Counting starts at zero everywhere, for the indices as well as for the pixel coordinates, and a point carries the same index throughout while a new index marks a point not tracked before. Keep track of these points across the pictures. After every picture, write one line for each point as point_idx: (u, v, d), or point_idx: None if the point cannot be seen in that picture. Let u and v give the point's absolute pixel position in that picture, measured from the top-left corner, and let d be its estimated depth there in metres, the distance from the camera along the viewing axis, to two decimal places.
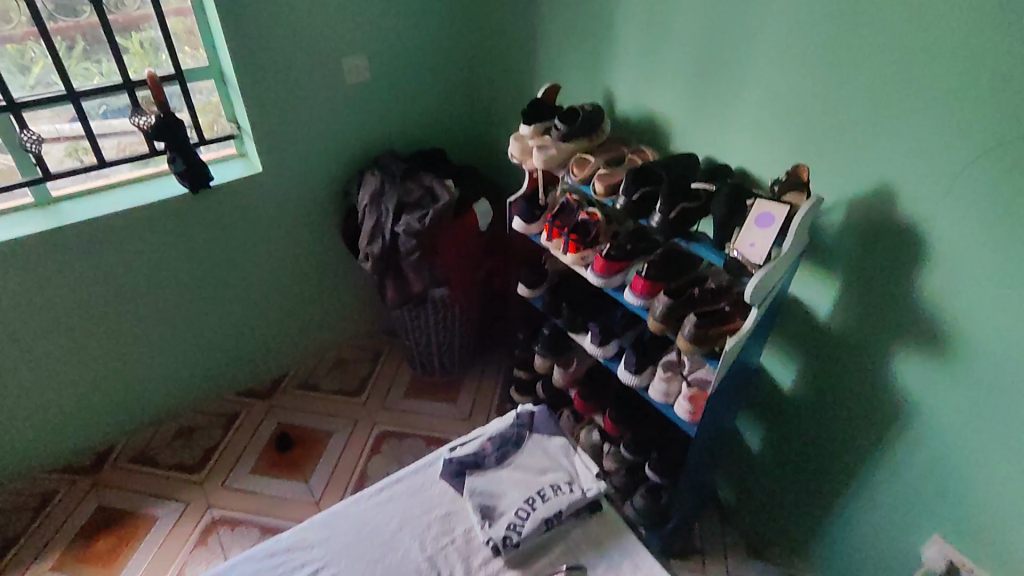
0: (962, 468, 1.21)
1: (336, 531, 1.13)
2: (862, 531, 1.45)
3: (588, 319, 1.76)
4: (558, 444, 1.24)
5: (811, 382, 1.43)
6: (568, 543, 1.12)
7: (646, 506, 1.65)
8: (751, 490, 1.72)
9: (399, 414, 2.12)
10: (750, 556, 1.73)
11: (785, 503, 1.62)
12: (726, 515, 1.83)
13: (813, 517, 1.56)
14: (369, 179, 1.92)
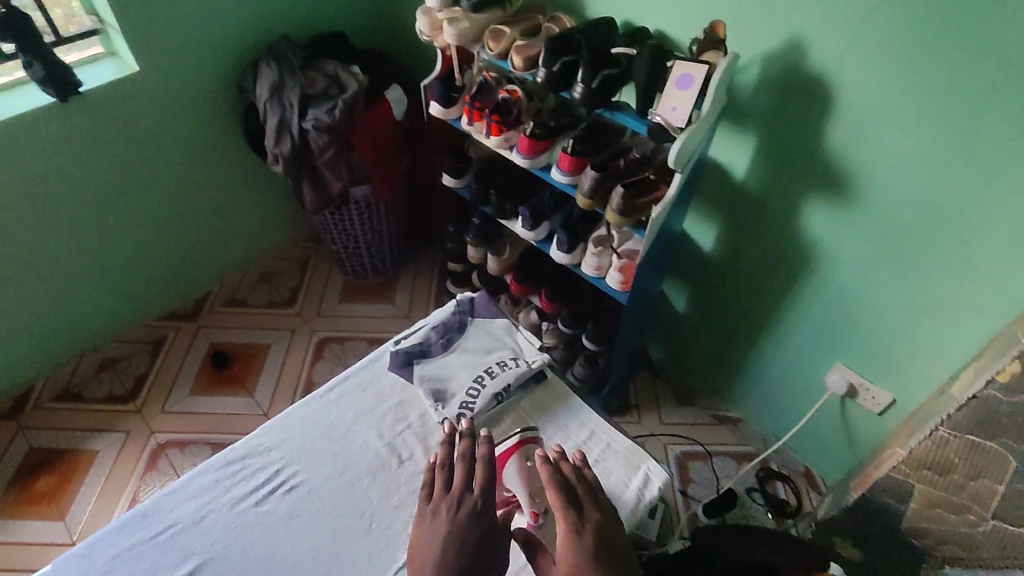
0: (862, 303, 1.34)
1: (290, 434, 1.09)
2: (776, 368, 1.62)
3: (517, 203, 1.74)
4: (500, 325, 1.25)
5: (730, 241, 1.51)
6: (519, 414, 1.15)
7: (587, 372, 1.78)
8: (679, 348, 1.85)
9: (336, 319, 2.10)
10: (679, 403, 1.87)
11: (710, 354, 1.77)
12: (657, 374, 1.94)
13: (734, 363, 1.72)
14: (265, 71, 1.72)
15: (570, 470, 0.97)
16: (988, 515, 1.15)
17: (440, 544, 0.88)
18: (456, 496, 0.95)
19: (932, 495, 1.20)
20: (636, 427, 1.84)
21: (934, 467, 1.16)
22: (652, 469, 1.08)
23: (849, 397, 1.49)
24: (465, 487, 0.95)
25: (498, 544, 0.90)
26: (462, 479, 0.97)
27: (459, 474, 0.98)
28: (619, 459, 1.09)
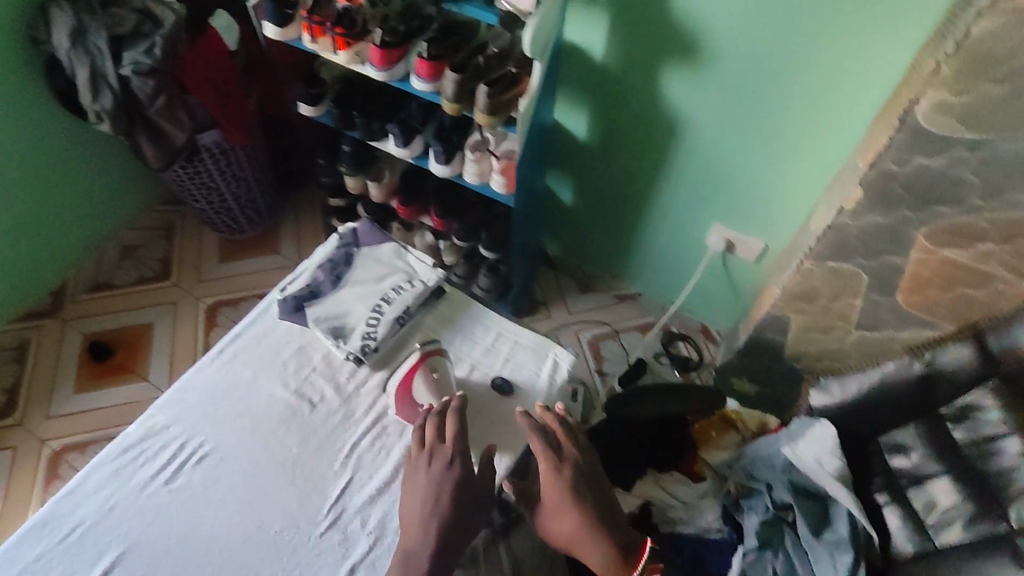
0: (727, 162, 1.42)
1: (188, 404, 1.03)
2: (663, 240, 1.70)
3: (384, 121, 1.63)
4: (389, 250, 1.20)
5: (601, 123, 1.52)
6: (425, 333, 1.14)
7: (492, 280, 1.79)
8: (573, 238, 1.89)
9: (221, 281, 1.95)
10: (583, 292, 1.96)
11: (603, 239, 1.82)
12: (557, 268, 2.00)
13: (625, 243, 1.79)
14: (56, 14, 1.45)
15: (551, 418, 0.99)
16: (850, 329, 1.29)
17: (426, 505, 0.89)
18: (430, 450, 0.93)
19: (806, 322, 1.33)
20: (546, 323, 1.90)
21: (803, 296, 1.29)
22: (561, 355, 1.12)
23: (728, 253, 1.60)
24: (435, 441, 0.93)
25: (477, 490, 0.93)
26: (432, 430, 0.95)
27: (429, 428, 0.95)
28: (528, 353, 1.12)
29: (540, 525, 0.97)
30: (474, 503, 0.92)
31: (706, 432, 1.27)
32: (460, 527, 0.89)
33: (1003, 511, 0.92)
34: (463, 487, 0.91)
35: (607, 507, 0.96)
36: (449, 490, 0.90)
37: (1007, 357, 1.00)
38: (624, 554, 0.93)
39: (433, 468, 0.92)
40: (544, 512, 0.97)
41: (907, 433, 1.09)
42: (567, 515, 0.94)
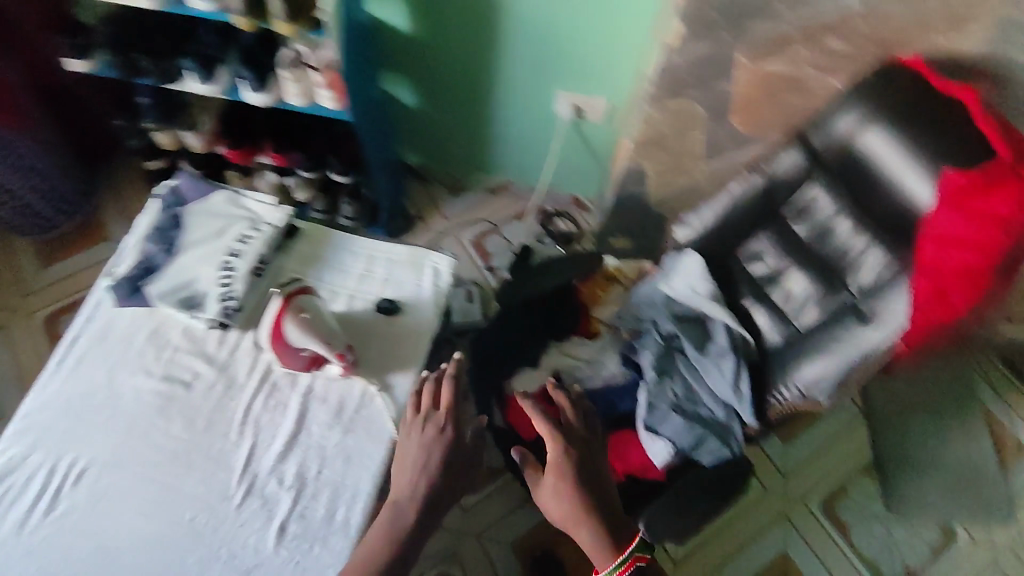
0: (554, 23, 1.38)
1: (45, 426, 0.92)
2: (513, 121, 1.66)
3: (175, 57, 1.40)
4: (220, 199, 1.08)
5: (419, 9, 1.41)
6: (290, 277, 1.04)
7: (357, 206, 1.69)
8: (428, 143, 1.81)
9: (52, 288, 1.71)
10: (455, 194, 1.89)
11: (456, 134, 1.75)
12: (425, 178, 1.90)
13: (479, 134, 1.73)
14: None
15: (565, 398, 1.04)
16: (700, 163, 1.36)
17: (418, 467, 0.85)
18: (424, 416, 0.89)
19: (661, 166, 1.39)
20: (426, 236, 1.85)
21: (653, 143, 1.34)
22: (438, 261, 1.06)
23: (579, 118, 1.59)
24: (430, 406, 0.89)
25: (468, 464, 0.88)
26: (428, 396, 0.90)
27: (425, 394, 0.90)
28: (404, 268, 1.05)
29: (537, 496, 1.00)
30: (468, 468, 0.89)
31: (594, 292, 1.32)
32: (449, 490, 0.87)
33: (844, 282, 1.08)
34: (455, 455, 0.87)
35: (603, 493, 0.97)
36: (439, 461, 0.87)
37: (830, 149, 1.08)
38: (611, 532, 0.93)
39: (430, 432, 0.88)
40: (542, 489, 0.99)
41: (761, 240, 1.19)
42: (562, 492, 0.96)
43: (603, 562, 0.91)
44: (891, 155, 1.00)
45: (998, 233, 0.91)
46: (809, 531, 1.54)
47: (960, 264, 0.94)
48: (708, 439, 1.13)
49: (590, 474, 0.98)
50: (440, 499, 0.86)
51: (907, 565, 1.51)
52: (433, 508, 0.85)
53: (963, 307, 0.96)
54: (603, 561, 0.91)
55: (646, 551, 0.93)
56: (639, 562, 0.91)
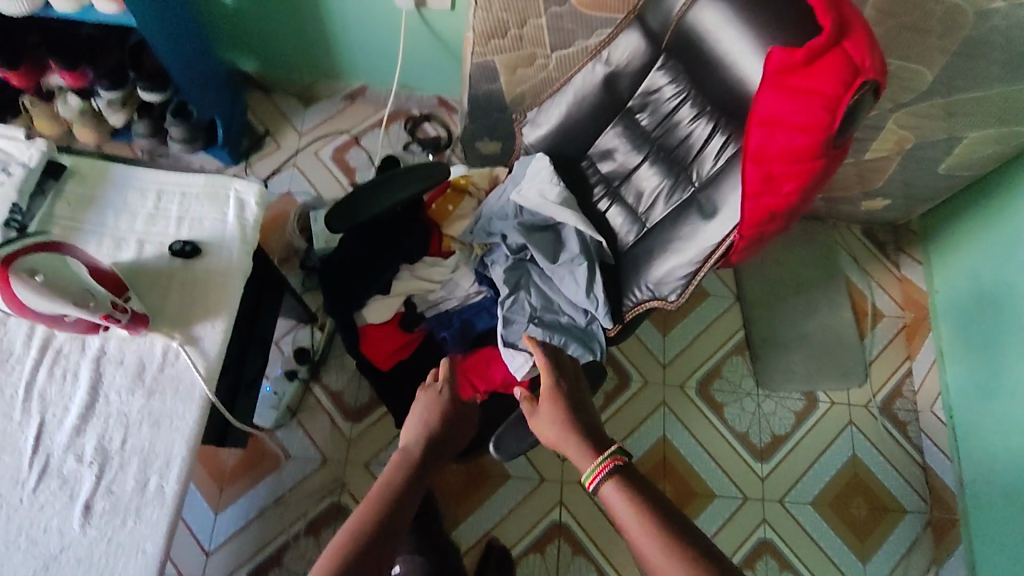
0: None
1: None
2: (352, 17, 1.47)
3: None
4: None
5: None
6: (64, 228, 0.88)
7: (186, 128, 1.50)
8: (263, 48, 1.60)
9: None
10: (305, 105, 1.74)
11: (292, 35, 1.55)
12: (267, 87, 1.73)
13: (319, 33, 1.54)
14: None
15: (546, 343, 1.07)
16: (548, 53, 1.25)
17: (423, 421, 0.98)
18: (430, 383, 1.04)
19: (510, 59, 1.27)
20: (278, 155, 1.69)
21: (497, 34, 1.20)
22: (241, 189, 0.93)
23: (421, 7, 1.41)
24: (433, 375, 1.04)
25: (460, 416, 1.02)
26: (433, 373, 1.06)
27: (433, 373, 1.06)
28: (201, 202, 0.92)
29: (529, 422, 1.01)
30: (461, 424, 1.01)
31: (443, 208, 1.19)
32: (446, 436, 0.98)
33: (688, 174, 1.07)
34: (453, 412, 1.00)
35: (589, 424, 0.99)
36: (440, 415, 0.99)
37: (666, 29, 1.00)
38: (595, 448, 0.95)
39: (434, 391, 1.02)
40: (532, 415, 1.01)
41: (611, 136, 1.14)
42: (554, 415, 0.99)
43: (589, 466, 0.93)
44: (728, 31, 0.92)
45: (821, 115, 0.84)
46: (687, 414, 1.63)
47: (787, 152, 0.88)
48: (570, 344, 1.12)
49: (578, 402, 1.02)
50: (437, 448, 0.96)
51: (773, 433, 1.64)
52: (434, 455, 0.95)
53: (793, 196, 0.92)
54: (585, 467, 0.93)
55: (625, 457, 0.92)
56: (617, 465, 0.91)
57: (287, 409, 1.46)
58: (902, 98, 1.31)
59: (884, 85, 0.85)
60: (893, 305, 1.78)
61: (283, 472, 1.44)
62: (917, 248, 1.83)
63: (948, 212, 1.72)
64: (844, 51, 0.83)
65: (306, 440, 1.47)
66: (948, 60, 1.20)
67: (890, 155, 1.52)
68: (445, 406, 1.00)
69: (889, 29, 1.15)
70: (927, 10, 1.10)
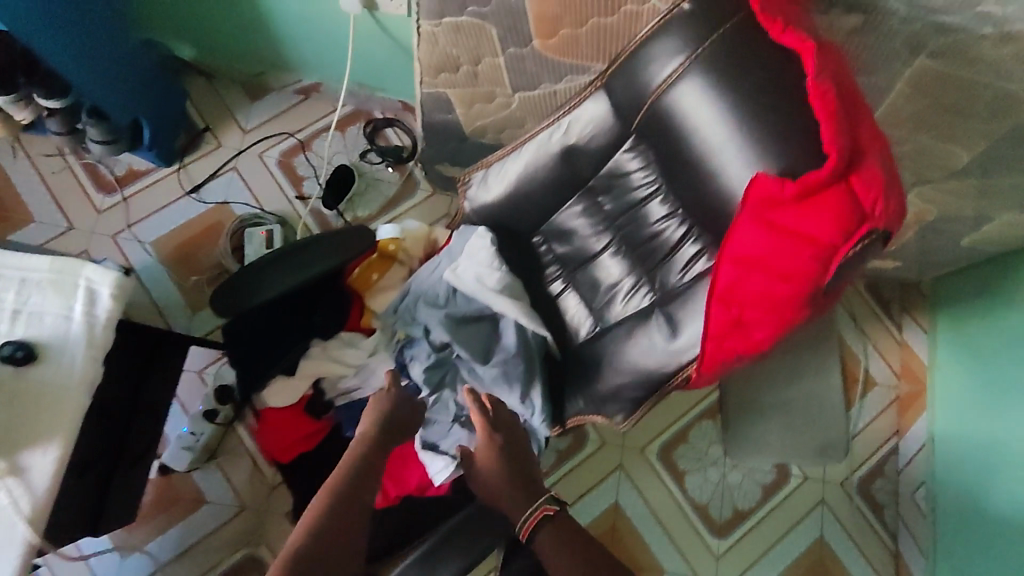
0: None
1: None
2: (295, 15, 1.25)
3: None
4: None
5: None
6: None
7: (104, 129, 1.30)
8: (196, 34, 1.37)
9: None
10: (253, 97, 1.52)
11: (227, 22, 1.32)
12: (209, 74, 1.51)
13: (260, 26, 1.32)
14: None
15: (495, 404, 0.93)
16: (509, 93, 1.04)
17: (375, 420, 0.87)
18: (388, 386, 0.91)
19: (465, 94, 1.06)
20: (217, 156, 1.48)
21: (446, 68, 0.99)
22: (94, 275, 0.77)
23: (374, 10, 1.16)
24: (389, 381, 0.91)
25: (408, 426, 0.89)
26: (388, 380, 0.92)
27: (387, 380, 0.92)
28: (44, 292, 0.76)
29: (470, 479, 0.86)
30: (411, 421, 0.90)
31: (365, 277, 1.05)
32: (389, 441, 0.86)
33: (653, 277, 0.88)
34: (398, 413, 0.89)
35: (528, 471, 0.87)
36: (388, 416, 0.88)
37: (637, 107, 0.79)
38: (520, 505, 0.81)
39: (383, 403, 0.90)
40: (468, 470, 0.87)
41: (570, 215, 0.94)
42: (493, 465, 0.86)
43: (518, 521, 0.80)
44: (716, 128, 0.71)
45: (809, 265, 0.66)
46: (644, 480, 1.52)
47: (763, 298, 0.70)
48: None
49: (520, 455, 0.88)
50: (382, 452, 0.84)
51: (735, 507, 1.52)
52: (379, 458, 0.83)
53: (766, 342, 0.74)
54: (516, 516, 0.80)
55: (556, 507, 0.80)
56: (547, 516, 0.79)
57: (205, 450, 1.32)
58: (930, 177, 1.08)
59: (897, 230, 0.66)
60: (889, 374, 1.61)
61: (197, 518, 1.34)
62: (924, 313, 1.65)
63: (962, 280, 1.52)
64: (850, 187, 0.64)
65: (225, 485, 1.36)
66: (990, 146, 0.95)
67: (908, 226, 1.29)
68: (389, 411, 0.89)
69: (923, 107, 0.91)
70: (975, 94, 0.85)
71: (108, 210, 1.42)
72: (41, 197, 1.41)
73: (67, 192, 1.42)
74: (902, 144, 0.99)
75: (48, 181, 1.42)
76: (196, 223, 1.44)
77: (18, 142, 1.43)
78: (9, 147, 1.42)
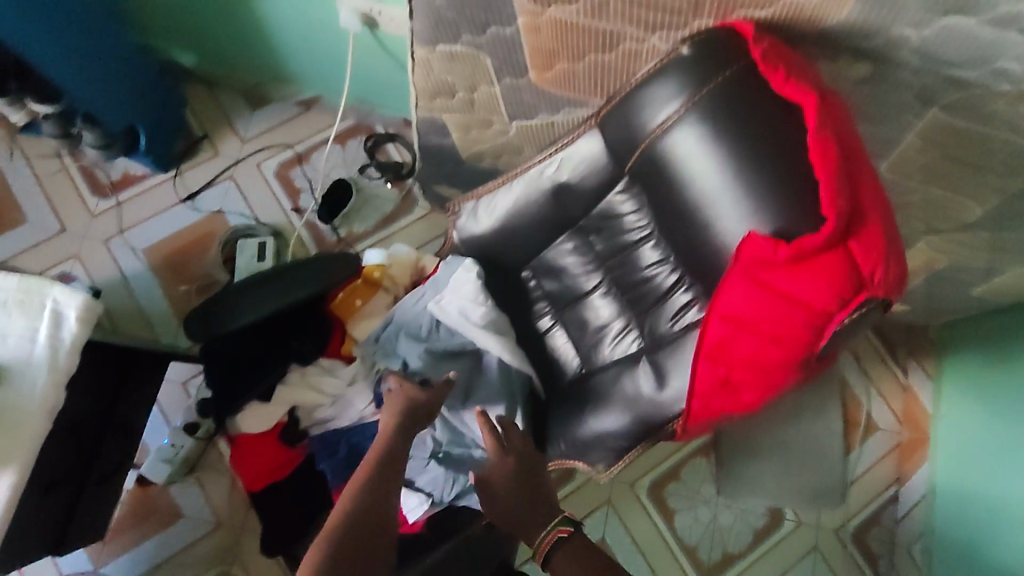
0: None
1: None
2: (294, 28, 1.24)
3: None
4: None
5: None
6: None
7: (99, 134, 1.29)
8: (198, 41, 1.36)
9: None
10: (254, 106, 1.50)
11: (227, 31, 1.30)
12: (211, 81, 1.50)
13: (259, 37, 1.30)
14: None
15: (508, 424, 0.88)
16: (507, 121, 1.01)
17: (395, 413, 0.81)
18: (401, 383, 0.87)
19: (461, 120, 1.03)
20: (214, 164, 1.46)
21: (441, 93, 0.97)
22: (62, 296, 0.75)
23: (374, 28, 1.14)
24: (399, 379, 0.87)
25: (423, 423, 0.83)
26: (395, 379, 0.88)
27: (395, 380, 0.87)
28: (9, 312, 0.74)
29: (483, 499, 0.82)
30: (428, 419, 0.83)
31: (349, 302, 1.02)
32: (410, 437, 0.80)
33: (642, 323, 0.84)
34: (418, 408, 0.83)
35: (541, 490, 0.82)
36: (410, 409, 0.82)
37: (632, 149, 0.76)
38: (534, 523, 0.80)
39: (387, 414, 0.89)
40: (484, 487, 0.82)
41: (561, 252, 0.91)
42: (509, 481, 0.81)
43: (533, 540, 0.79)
44: (711, 179, 0.68)
45: (801, 331, 0.63)
46: (630, 515, 1.45)
47: (752, 360, 0.66)
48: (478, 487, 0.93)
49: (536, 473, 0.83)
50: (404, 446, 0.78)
51: (724, 550, 1.45)
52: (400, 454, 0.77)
53: (753, 404, 0.71)
54: (533, 537, 0.79)
55: (570, 528, 0.78)
56: (560, 539, 0.77)
57: (183, 464, 1.26)
58: (941, 228, 1.04)
59: (895, 298, 0.63)
60: (892, 419, 1.52)
61: (170, 535, 1.30)
62: (932, 358, 1.55)
63: (972, 326, 1.43)
64: (848, 253, 0.61)
65: (202, 502, 1.32)
66: (1004, 201, 0.91)
67: (915, 272, 1.24)
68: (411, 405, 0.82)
69: (933, 160, 0.87)
70: (988, 149, 0.81)
71: (101, 214, 1.41)
72: (35, 198, 1.40)
73: (62, 194, 1.41)
74: (913, 193, 0.96)
75: (43, 182, 1.41)
76: (189, 231, 1.42)
77: (15, 141, 1.42)
78: (5, 145, 1.41)
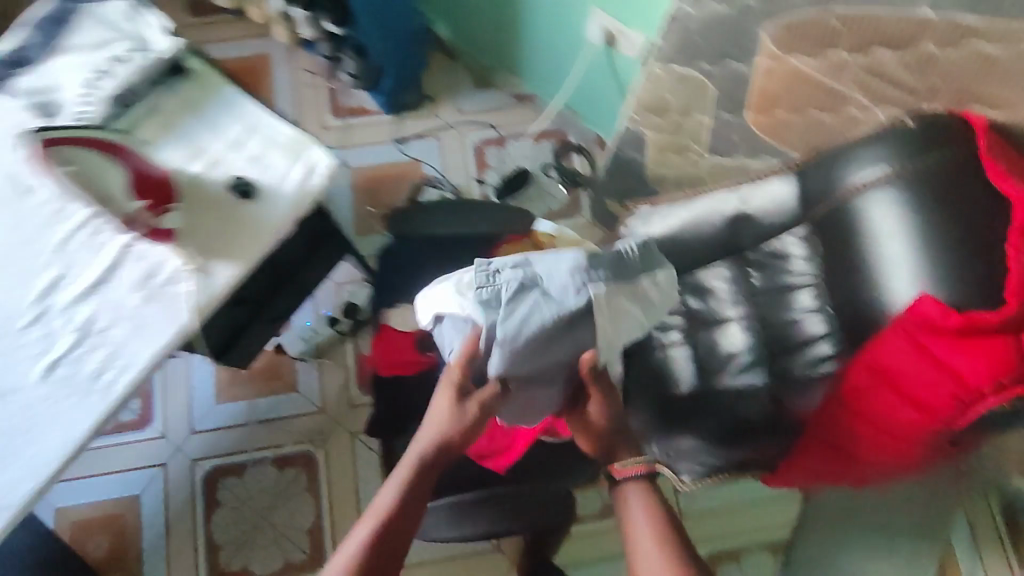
0: None
1: None
2: (542, 26, 1.43)
3: None
4: (119, 9, 1.00)
5: None
6: (166, 123, 0.97)
7: (360, 64, 1.54)
8: (460, 18, 1.61)
9: None
10: (477, 85, 1.71)
11: (489, 17, 1.53)
12: (452, 55, 1.73)
13: (508, 25, 1.51)
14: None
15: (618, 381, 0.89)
16: (704, 153, 1.08)
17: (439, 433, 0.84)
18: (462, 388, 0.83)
19: (663, 141, 1.12)
20: (428, 122, 1.68)
21: (656, 110, 1.08)
22: (318, 157, 0.95)
23: (612, 48, 1.30)
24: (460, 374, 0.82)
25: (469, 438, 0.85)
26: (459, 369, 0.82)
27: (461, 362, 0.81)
28: (282, 151, 0.95)
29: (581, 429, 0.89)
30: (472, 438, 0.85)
31: None
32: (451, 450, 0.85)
33: (776, 363, 0.88)
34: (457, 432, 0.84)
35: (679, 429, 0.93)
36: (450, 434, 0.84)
37: (825, 198, 0.81)
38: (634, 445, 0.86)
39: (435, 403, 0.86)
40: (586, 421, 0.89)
41: (715, 275, 0.96)
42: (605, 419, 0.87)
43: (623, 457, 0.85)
44: (896, 240, 0.72)
45: (947, 400, 0.64)
46: None
47: (886, 412, 0.70)
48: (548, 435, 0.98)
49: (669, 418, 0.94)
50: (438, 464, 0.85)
51: None
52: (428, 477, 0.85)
53: (870, 454, 0.74)
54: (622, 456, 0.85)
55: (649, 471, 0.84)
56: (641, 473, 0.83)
57: (315, 347, 1.45)
58: None
59: None
60: None
61: (282, 401, 1.43)
62: None
63: None
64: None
65: (317, 384, 1.45)
66: None
67: None
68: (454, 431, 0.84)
69: None
70: None
71: (331, 129, 1.67)
72: (289, 99, 1.69)
73: (309, 104, 1.69)
74: None
75: (300, 89, 1.70)
76: (391, 166, 1.64)
77: (294, 55, 1.73)
78: (284, 53, 1.73)
